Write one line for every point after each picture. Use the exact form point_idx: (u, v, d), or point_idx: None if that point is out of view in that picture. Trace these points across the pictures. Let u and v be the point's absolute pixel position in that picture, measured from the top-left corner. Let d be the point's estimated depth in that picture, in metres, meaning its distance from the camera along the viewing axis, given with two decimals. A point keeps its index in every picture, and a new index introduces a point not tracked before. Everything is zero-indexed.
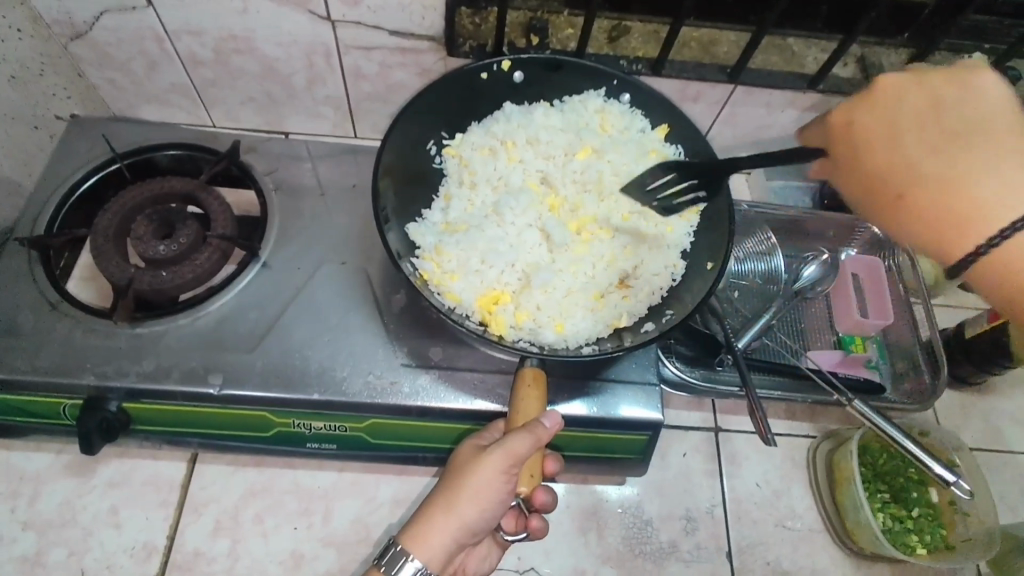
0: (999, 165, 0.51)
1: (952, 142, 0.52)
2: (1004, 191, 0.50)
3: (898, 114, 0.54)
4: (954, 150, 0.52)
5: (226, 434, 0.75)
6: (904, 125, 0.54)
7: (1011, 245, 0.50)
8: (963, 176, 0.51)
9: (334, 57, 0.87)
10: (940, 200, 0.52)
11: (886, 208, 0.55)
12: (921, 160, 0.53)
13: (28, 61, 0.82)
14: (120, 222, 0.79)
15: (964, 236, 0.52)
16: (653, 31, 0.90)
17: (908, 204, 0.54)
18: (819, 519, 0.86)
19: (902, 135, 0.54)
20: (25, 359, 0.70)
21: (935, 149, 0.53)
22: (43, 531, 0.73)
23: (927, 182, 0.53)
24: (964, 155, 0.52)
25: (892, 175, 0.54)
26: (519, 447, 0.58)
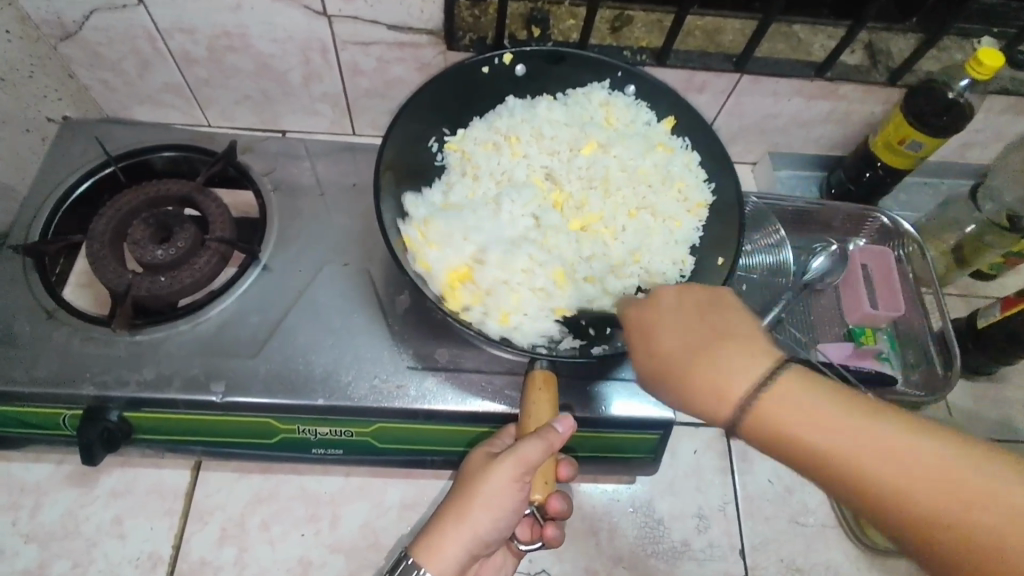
0: (803, 409, 0.48)
1: (716, 330, 0.55)
2: (728, 374, 0.52)
3: (676, 322, 0.58)
4: (705, 350, 0.54)
5: (230, 441, 0.73)
6: (665, 325, 0.58)
7: (771, 402, 0.49)
8: (712, 365, 0.53)
9: (330, 53, 0.85)
10: (711, 402, 0.53)
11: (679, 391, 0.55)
12: (696, 343, 0.55)
13: (17, 62, 0.79)
14: (116, 227, 0.77)
15: (779, 423, 0.49)
16: (656, 20, 0.88)
17: (687, 379, 0.54)
18: (833, 514, 0.85)
19: (660, 337, 0.57)
20: (22, 369, 0.69)
21: (702, 341, 0.55)
22: (46, 543, 0.72)
23: (697, 382, 0.53)
24: (717, 331, 0.55)
25: (677, 369, 0.55)
26: (530, 454, 0.57)
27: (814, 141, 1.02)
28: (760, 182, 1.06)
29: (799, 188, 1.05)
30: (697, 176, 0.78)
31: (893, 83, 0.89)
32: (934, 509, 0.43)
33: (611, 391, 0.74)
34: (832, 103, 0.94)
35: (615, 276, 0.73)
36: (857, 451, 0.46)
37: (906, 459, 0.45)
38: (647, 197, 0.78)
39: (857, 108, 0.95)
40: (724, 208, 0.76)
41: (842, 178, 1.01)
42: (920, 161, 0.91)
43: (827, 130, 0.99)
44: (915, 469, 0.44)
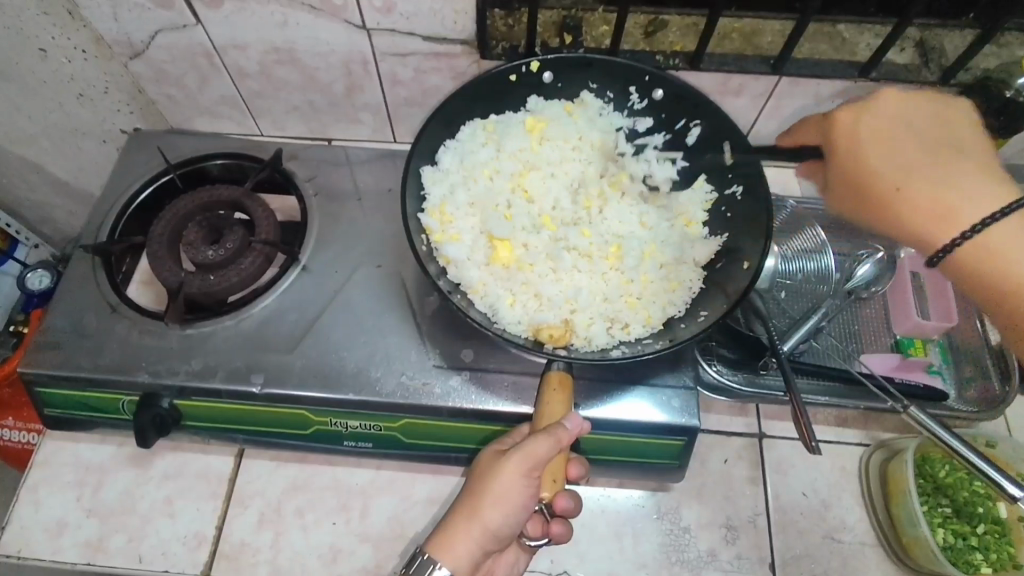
0: (1015, 250, 0.57)
1: (928, 153, 0.63)
2: (954, 195, 0.60)
3: (879, 136, 0.65)
4: (905, 174, 0.62)
5: (269, 430, 0.78)
6: (892, 146, 0.64)
7: (992, 230, 0.58)
8: (946, 186, 0.60)
9: (370, 64, 0.89)
10: (908, 214, 0.62)
11: (879, 190, 0.63)
12: (933, 151, 0.63)
13: (92, 79, 0.91)
14: (173, 230, 0.83)
15: (994, 255, 0.58)
16: (692, 24, 0.86)
17: (904, 181, 0.62)
18: (871, 532, 0.82)
19: (884, 151, 0.64)
20: (88, 358, 0.76)
21: (907, 162, 0.63)
22: (105, 518, 0.78)
23: (913, 191, 0.61)
24: (931, 173, 0.61)
25: (912, 177, 0.62)
26: (541, 449, 0.60)
27: None
28: None
29: None
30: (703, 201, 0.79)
31: (944, 83, 0.86)
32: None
33: (636, 395, 0.74)
34: None
35: (620, 283, 0.76)
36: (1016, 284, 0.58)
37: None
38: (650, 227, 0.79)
39: None
40: (738, 215, 0.76)
41: None
42: None
43: None
44: None
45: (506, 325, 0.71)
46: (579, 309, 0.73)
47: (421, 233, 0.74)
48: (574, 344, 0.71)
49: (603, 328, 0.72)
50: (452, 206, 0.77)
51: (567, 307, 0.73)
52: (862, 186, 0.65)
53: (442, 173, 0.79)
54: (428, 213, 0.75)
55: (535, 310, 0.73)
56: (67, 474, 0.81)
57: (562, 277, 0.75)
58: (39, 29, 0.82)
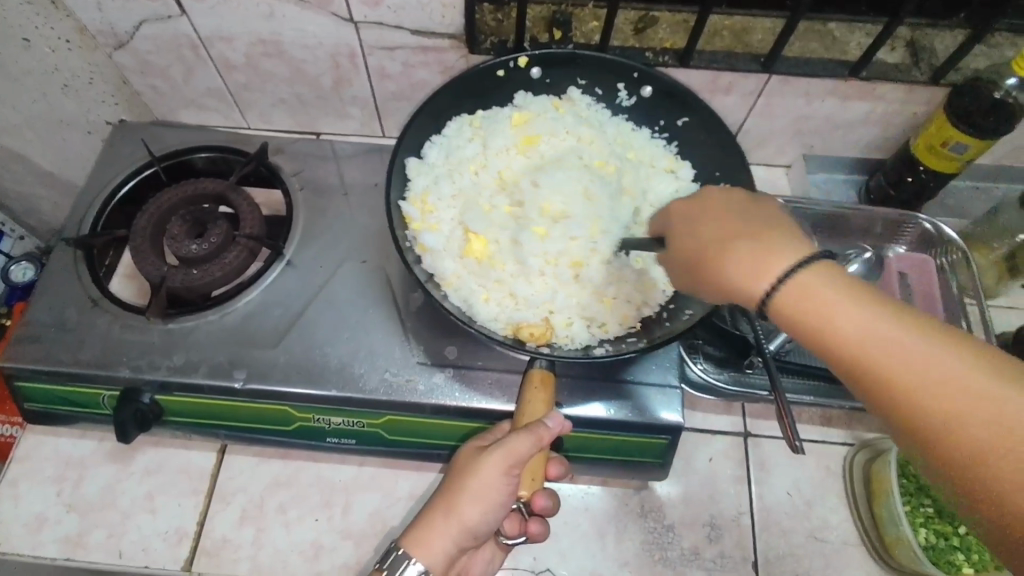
0: (834, 306, 0.47)
1: (731, 225, 0.53)
2: (761, 258, 0.50)
3: (704, 215, 0.56)
4: (722, 241, 0.53)
5: (251, 426, 0.77)
6: (697, 217, 0.57)
7: (788, 295, 0.48)
8: (762, 246, 0.50)
9: (358, 58, 0.88)
10: (715, 292, 0.54)
11: (703, 266, 0.54)
12: (731, 216, 0.54)
13: (76, 70, 0.90)
14: (156, 222, 0.82)
15: (824, 323, 0.47)
16: (682, 20, 0.87)
17: (718, 253, 0.53)
18: (855, 531, 0.82)
19: (697, 226, 0.56)
20: (69, 352, 0.75)
21: (721, 232, 0.53)
22: (85, 513, 0.78)
23: (728, 258, 0.52)
24: (740, 240, 0.52)
25: (709, 254, 0.53)
26: (521, 446, 0.60)
27: (851, 144, 0.98)
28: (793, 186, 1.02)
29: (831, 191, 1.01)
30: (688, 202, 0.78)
31: (935, 83, 0.85)
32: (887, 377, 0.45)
33: (619, 394, 0.73)
34: (871, 103, 0.90)
35: (602, 280, 0.75)
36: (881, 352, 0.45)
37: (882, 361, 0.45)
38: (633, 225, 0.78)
39: (897, 109, 0.91)
40: None
41: (882, 183, 0.96)
42: (966, 164, 0.87)
43: (867, 132, 0.95)
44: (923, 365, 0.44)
45: (485, 321, 0.70)
46: (558, 308, 0.73)
47: (401, 222, 0.73)
48: (555, 342, 0.70)
49: (582, 326, 0.72)
50: (436, 198, 0.77)
51: (546, 305, 0.73)
52: (687, 258, 0.56)
53: (427, 165, 0.78)
54: (409, 202, 0.75)
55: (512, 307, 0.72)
56: (48, 468, 0.80)
57: (544, 273, 0.75)
58: (21, 19, 0.81)
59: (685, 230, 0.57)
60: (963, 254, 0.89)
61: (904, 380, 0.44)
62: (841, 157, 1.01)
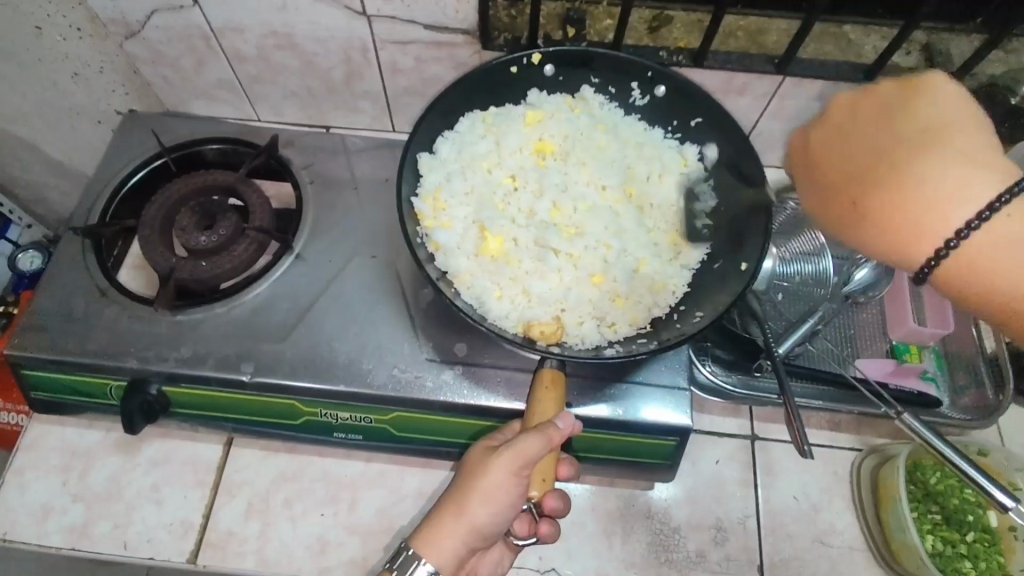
0: (1001, 252, 0.46)
1: (913, 140, 0.50)
2: (961, 184, 0.46)
3: (861, 134, 0.53)
4: (889, 168, 0.50)
5: (258, 419, 0.77)
6: (857, 138, 0.54)
7: (974, 242, 0.46)
8: (941, 172, 0.47)
9: (370, 51, 0.88)
10: (876, 228, 0.50)
11: (856, 195, 0.51)
12: (904, 141, 0.50)
13: (86, 58, 0.90)
14: (165, 215, 0.82)
15: (994, 274, 0.47)
16: (697, 20, 0.86)
17: (889, 173, 0.49)
18: (861, 537, 0.81)
19: (853, 148, 0.53)
20: (76, 342, 0.75)
21: (892, 153, 0.50)
22: (91, 504, 0.78)
23: (905, 182, 0.48)
24: (918, 160, 0.48)
25: (879, 183, 0.50)
26: (531, 447, 0.60)
27: None
28: None
29: None
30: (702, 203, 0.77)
31: None
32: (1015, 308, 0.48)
33: (627, 394, 0.73)
34: None
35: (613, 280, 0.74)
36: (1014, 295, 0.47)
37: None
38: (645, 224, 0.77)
39: None
40: (738, 216, 0.75)
41: None
42: None
43: None
44: None
45: (496, 320, 0.70)
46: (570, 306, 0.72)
47: (413, 218, 0.73)
48: (566, 342, 0.70)
49: (594, 324, 0.71)
50: (448, 193, 0.76)
51: (556, 303, 0.72)
52: (838, 182, 0.54)
53: (439, 160, 0.78)
54: (422, 198, 0.75)
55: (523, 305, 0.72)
56: (54, 458, 0.80)
57: (555, 271, 0.74)
58: None
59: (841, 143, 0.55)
60: None
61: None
62: None
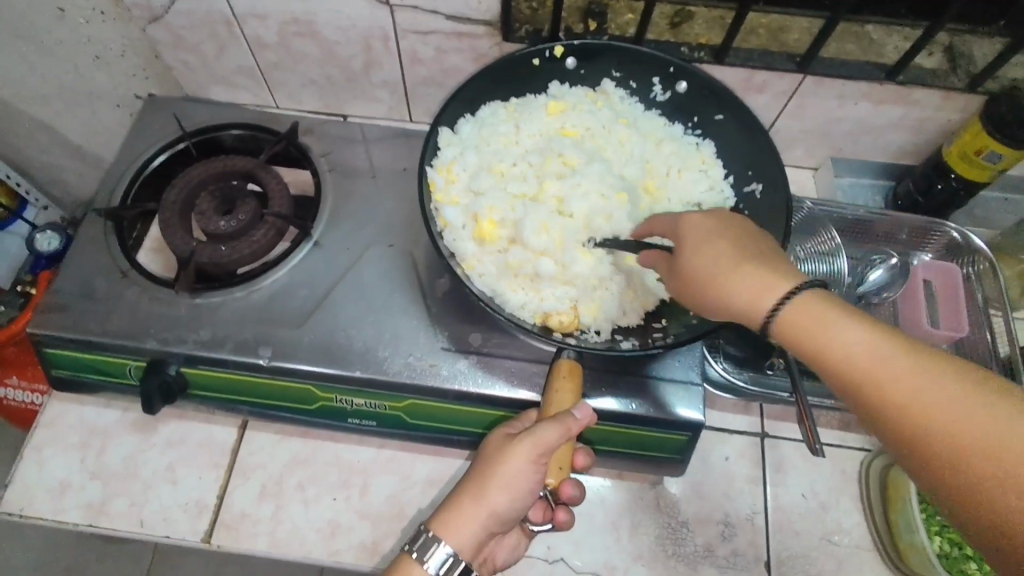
0: (833, 332, 0.50)
1: (751, 249, 0.56)
2: (759, 286, 0.54)
3: (706, 236, 0.59)
4: (744, 262, 0.55)
5: (274, 403, 0.78)
6: (699, 236, 0.59)
7: (793, 316, 0.52)
8: (761, 275, 0.54)
9: (391, 41, 0.88)
10: (740, 302, 0.55)
11: (698, 284, 0.58)
12: (739, 245, 0.57)
13: (109, 42, 0.90)
14: (186, 199, 0.83)
15: (845, 356, 0.49)
16: (718, 17, 0.86)
17: (712, 274, 0.56)
18: (868, 537, 0.82)
19: (709, 246, 0.58)
20: (97, 322, 0.76)
21: (742, 252, 0.56)
22: (108, 481, 0.79)
23: (734, 280, 0.55)
24: (746, 263, 0.55)
25: (712, 275, 0.56)
26: (549, 436, 0.61)
27: (881, 148, 0.97)
28: (819, 189, 1.02)
29: (860, 198, 1.00)
30: (722, 201, 0.77)
31: (972, 90, 0.85)
32: (934, 418, 0.45)
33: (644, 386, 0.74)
34: (905, 108, 0.89)
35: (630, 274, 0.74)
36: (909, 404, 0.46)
37: (904, 390, 0.47)
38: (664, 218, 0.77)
39: (930, 115, 0.90)
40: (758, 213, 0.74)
41: (910, 189, 0.96)
42: (998, 173, 0.86)
43: (897, 137, 0.95)
44: (925, 396, 0.46)
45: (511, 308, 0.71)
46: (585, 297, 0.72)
47: (431, 202, 0.74)
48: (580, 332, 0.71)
49: (607, 314, 0.72)
50: (468, 180, 0.77)
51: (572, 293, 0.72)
52: (689, 279, 0.58)
53: (459, 144, 0.78)
54: (441, 182, 0.75)
55: (538, 294, 0.72)
56: (72, 435, 0.81)
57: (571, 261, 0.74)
58: None
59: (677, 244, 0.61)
60: (989, 263, 0.89)
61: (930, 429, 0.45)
62: (869, 161, 1.00)
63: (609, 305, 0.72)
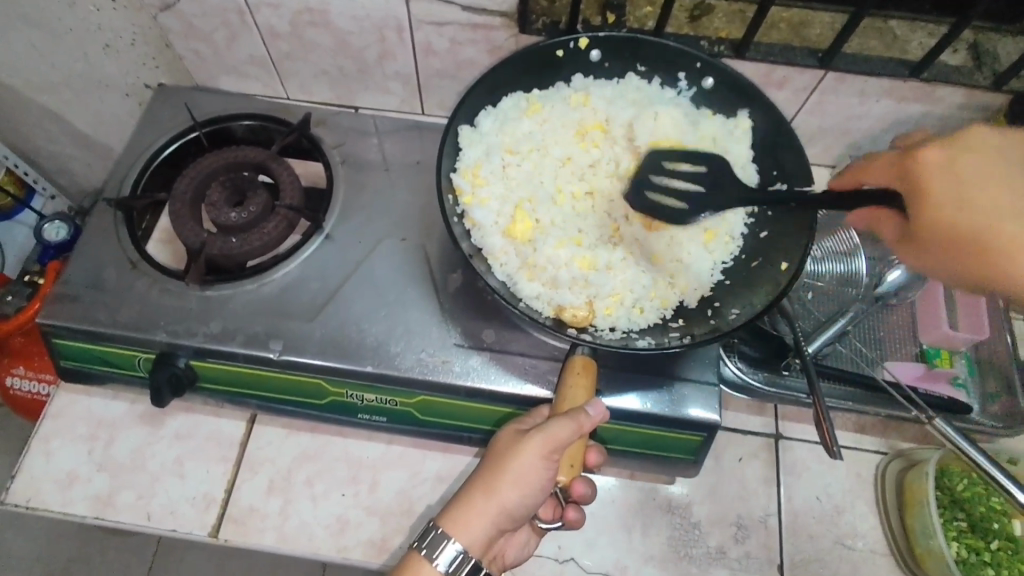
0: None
1: (1019, 176, 0.66)
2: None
3: (988, 164, 0.67)
4: (1010, 198, 0.66)
5: (284, 398, 0.77)
6: (961, 168, 0.67)
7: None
8: (1016, 203, 0.66)
9: (405, 32, 0.87)
10: (998, 240, 0.66)
11: (969, 237, 0.67)
12: (999, 179, 0.66)
13: (119, 29, 0.89)
14: (195, 188, 0.82)
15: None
16: (739, 10, 0.85)
17: (1001, 228, 0.66)
18: (884, 541, 0.81)
19: (987, 184, 0.66)
20: (106, 313, 0.75)
21: (1014, 180, 0.66)
22: (116, 474, 0.78)
23: (992, 210, 0.66)
24: (1016, 204, 0.66)
25: (985, 209, 0.66)
26: (561, 432, 0.60)
27: None
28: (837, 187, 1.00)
29: None
30: (746, 199, 0.76)
31: (997, 88, 0.83)
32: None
33: (654, 387, 0.72)
34: (927, 106, 0.87)
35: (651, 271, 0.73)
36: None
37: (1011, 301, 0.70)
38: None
39: (954, 113, 0.88)
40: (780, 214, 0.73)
41: None
42: None
43: (918, 136, 0.93)
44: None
45: (527, 303, 0.70)
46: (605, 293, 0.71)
47: (449, 189, 0.73)
48: (596, 330, 0.70)
49: (621, 308, 0.71)
50: (487, 169, 0.76)
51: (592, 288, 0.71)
52: (945, 214, 0.67)
53: (479, 134, 0.77)
54: (459, 168, 0.74)
55: (555, 289, 0.71)
56: (79, 426, 0.81)
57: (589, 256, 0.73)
58: None
59: (929, 200, 0.68)
60: None
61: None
62: None
63: (630, 301, 0.71)
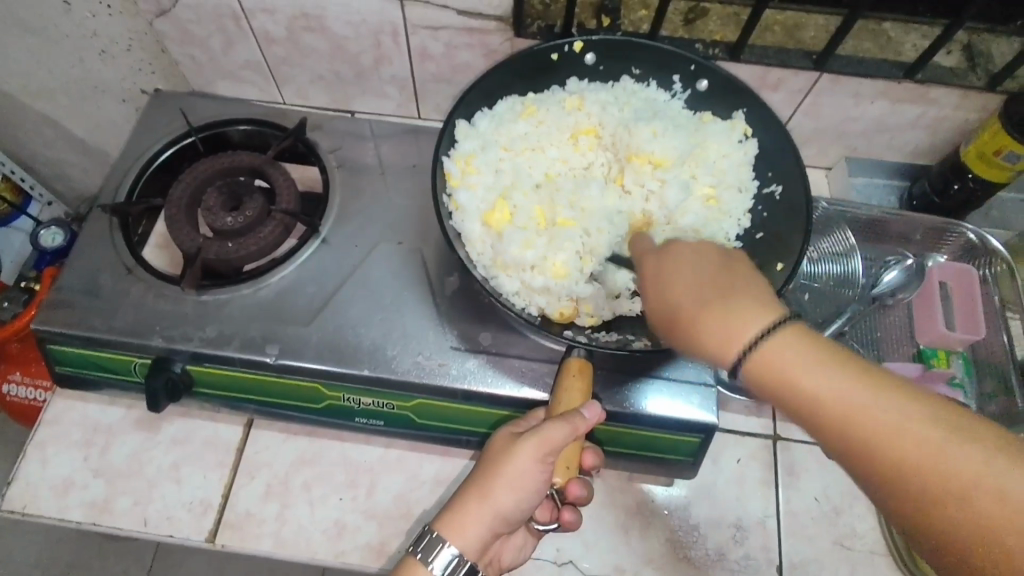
0: (870, 398, 0.46)
1: (731, 287, 0.53)
2: (882, 412, 0.46)
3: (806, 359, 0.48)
4: (818, 363, 0.48)
5: (281, 402, 0.77)
6: (722, 306, 0.52)
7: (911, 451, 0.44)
8: (742, 327, 0.51)
9: (401, 36, 0.87)
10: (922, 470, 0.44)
11: (870, 455, 0.46)
12: (722, 279, 0.54)
13: (116, 36, 0.89)
14: (192, 193, 0.82)
15: (843, 409, 0.46)
16: (733, 13, 0.85)
17: None
18: (883, 541, 0.80)
19: (686, 299, 0.55)
20: (102, 319, 0.75)
21: (707, 294, 0.54)
22: (112, 480, 0.78)
23: None
24: (738, 303, 0.52)
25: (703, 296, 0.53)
26: (555, 434, 0.60)
27: (898, 147, 0.96)
28: (833, 188, 1.00)
29: (876, 198, 0.98)
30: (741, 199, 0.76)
31: (991, 88, 0.83)
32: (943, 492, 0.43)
33: (650, 389, 0.72)
34: (922, 107, 0.88)
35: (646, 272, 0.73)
36: (861, 407, 0.46)
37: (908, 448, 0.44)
38: (683, 217, 0.75)
39: (949, 114, 0.88)
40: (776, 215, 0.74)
41: (925, 189, 0.94)
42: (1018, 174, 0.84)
43: (913, 137, 0.93)
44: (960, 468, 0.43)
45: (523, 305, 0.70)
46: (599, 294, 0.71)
47: (444, 188, 0.73)
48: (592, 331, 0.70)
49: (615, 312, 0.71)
50: (483, 171, 0.76)
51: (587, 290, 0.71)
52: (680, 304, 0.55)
53: (476, 136, 0.77)
54: (455, 170, 0.74)
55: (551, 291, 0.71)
56: (75, 433, 0.80)
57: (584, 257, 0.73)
58: None
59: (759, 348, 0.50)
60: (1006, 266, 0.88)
61: (918, 458, 0.44)
62: (884, 162, 0.99)
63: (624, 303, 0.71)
